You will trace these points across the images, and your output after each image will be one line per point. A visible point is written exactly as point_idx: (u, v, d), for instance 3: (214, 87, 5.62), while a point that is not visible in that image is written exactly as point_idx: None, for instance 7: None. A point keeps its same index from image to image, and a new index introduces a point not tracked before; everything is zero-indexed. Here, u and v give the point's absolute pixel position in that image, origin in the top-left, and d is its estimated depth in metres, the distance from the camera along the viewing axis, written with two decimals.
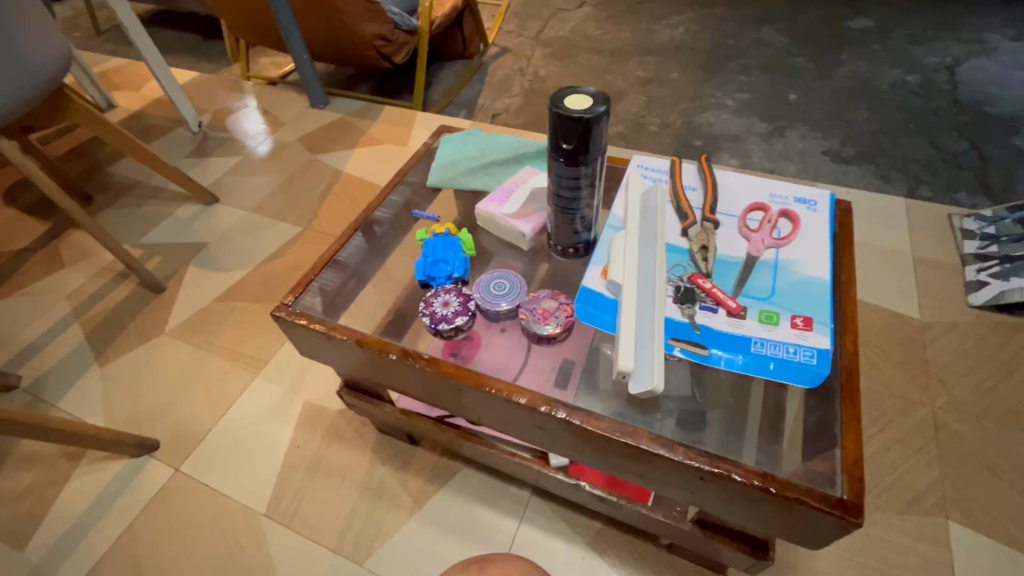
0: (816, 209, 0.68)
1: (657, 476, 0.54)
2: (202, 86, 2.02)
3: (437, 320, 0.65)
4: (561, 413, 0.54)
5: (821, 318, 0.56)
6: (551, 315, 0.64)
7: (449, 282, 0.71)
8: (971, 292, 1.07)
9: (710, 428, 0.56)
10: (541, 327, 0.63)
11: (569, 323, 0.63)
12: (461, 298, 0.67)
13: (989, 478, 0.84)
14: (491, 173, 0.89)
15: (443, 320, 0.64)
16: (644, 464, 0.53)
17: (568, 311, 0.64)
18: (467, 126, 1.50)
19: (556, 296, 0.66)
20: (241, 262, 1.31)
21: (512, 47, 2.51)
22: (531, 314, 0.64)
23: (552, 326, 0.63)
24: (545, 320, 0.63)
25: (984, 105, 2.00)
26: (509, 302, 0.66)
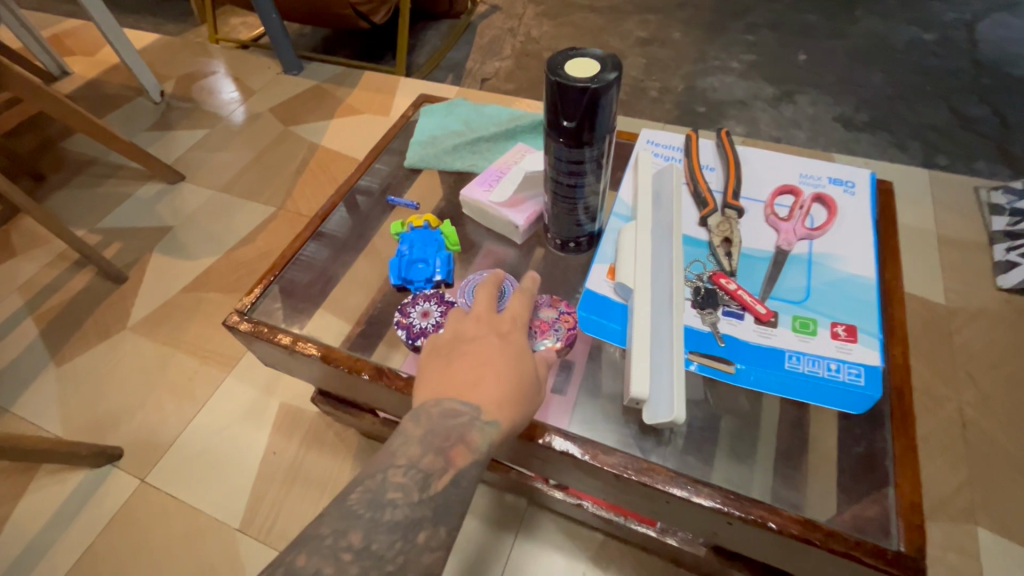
0: (853, 192, 0.59)
1: (519, 379, 0.46)
2: (165, 50, 1.86)
3: (414, 334, 0.55)
4: (560, 444, 0.46)
5: (866, 327, 0.48)
6: (549, 328, 0.54)
7: (430, 285, 0.61)
8: (1000, 275, 0.99)
9: (724, 448, 0.49)
10: (539, 342, 0.53)
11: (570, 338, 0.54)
12: (444, 306, 0.57)
13: (1021, 481, 0.78)
14: (478, 151, 0.78)
15: (422, 335, 0.55)
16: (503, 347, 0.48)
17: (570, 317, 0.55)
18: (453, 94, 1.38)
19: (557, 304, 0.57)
20: (210, 248, 1.20)
21: (502, 5, 2.34)
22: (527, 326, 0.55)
23: (553, 340, 0.53)
24: (543, 334, 0.53)
25: (1005, 65, 1.89)
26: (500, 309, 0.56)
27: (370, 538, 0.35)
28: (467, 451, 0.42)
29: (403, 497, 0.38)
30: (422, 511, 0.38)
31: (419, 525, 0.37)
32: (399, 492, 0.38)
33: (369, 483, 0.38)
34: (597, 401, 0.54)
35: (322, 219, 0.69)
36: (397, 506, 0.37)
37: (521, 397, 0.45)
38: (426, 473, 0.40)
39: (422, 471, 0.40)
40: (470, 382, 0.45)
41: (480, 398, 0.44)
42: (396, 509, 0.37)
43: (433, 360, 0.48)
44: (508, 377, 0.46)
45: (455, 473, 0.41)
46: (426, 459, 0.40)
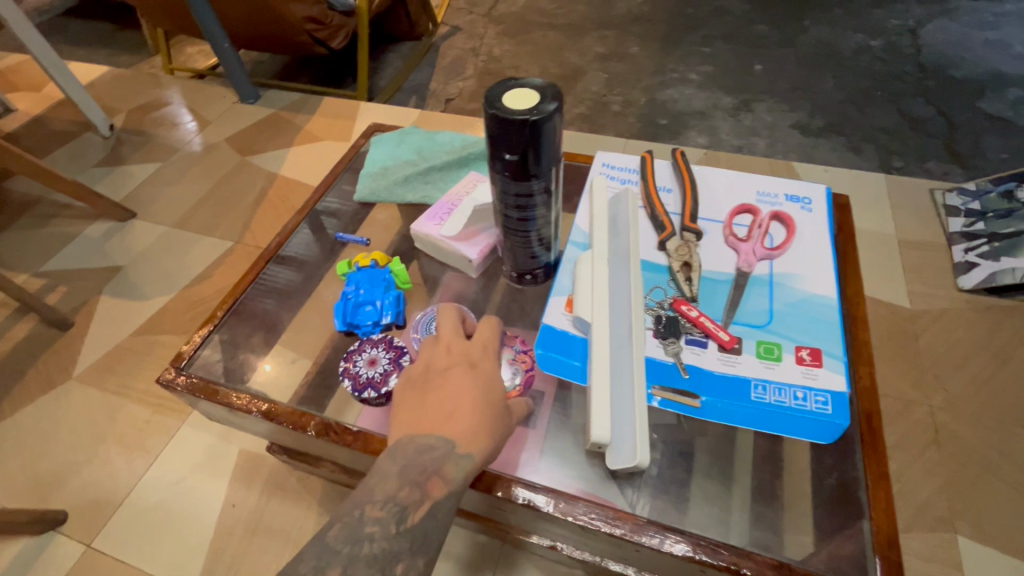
0: (811, 209, 0.58)
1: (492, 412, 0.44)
2: (114, 82, 1.80)
3: (360, 385, 0.54)
4: (522, 493, 0.47)
5: (831, 350, 0.47)
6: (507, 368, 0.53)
7: (379, 328, 0.59)
8: (960, 275, 1.01)
9: (698, 476, 0.52)
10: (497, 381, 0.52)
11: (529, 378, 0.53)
12: (392, 352, 0.56)
13: (994, 483, 0.78)
14: (431, 180, 0.77)
15: (369, 386, 0.53)
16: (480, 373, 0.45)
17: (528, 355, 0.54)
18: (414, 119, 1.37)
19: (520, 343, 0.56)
20: (163, 287, 1.15)
21: (462, 25, 2.35)
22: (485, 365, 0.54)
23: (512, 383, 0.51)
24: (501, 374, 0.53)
25: (947, 68, 2.00)
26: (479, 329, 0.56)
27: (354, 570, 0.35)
28: (444, 483, 0.40)
29: (380, 530, 0.37)
30: (399, 544, 0.38)
31: (395, 558, 0.37)
32: (375, 528, 0.37)
33: (342, 523, 0.38)
34: (565, 432, 0.55)
35: (282, 241, 0.70)
36: (375, 540, 0.37)
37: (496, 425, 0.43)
38: (403, 506, 0.39)
39: (398, 504, 0.39)
40: (443, 415, 0.43)
41: (455, 430, 0.42)
42: (373, 543, 0.37)
43: (406, 394, 0.46)
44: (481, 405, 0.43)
45: (431, 504, 0.40)
46: (403, 492, 0.39)
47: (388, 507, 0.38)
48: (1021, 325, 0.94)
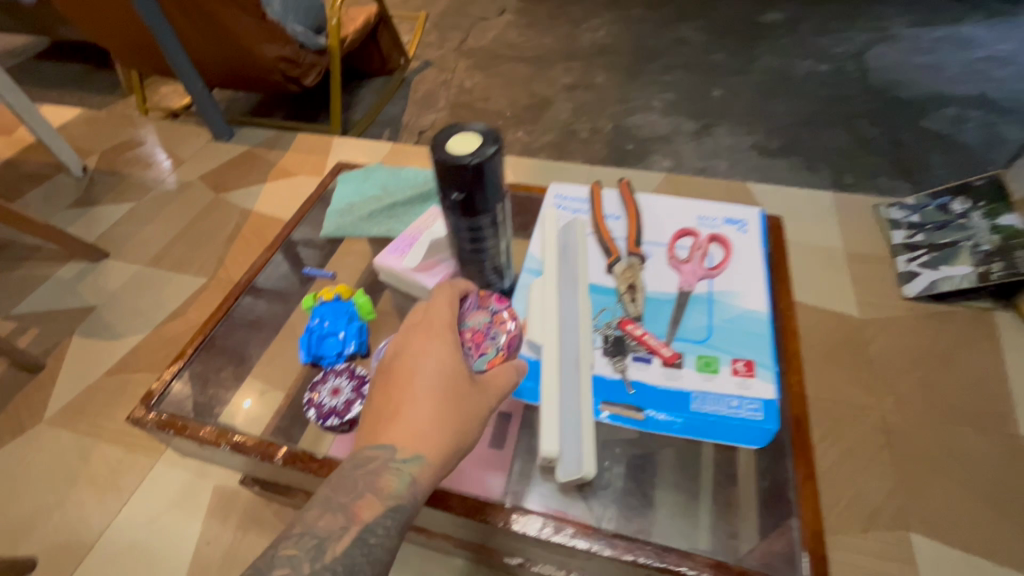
0: (746, 230, 0.63)
1: (440, 415, 0.45)
2: (87, 124, 1.82)
3: (324, 414, 0.58)
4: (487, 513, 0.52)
5: (762, 361, 0.51)
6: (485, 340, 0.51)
7: (342, 359, 0.63)
8: (904, 284, 1.07)
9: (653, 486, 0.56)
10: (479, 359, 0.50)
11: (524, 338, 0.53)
12: (355, 380, 0.60)
13: (943, 481, 0.82)
14: (394, 216, 0.82)
15: (333, 414, 0.57)
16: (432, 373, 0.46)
17: (506, 319, 0.53)
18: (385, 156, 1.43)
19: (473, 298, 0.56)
20: (136, 326, 1.15)
21: (434, 60, 2.44)
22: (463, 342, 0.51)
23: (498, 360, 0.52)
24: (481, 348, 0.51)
25: (891, 90, 2.14)
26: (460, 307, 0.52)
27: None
28: (375, 501, 0.42)
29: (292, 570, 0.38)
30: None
31: None
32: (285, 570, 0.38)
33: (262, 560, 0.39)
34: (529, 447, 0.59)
35: (254, 274, 0.75)
36: None
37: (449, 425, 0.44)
38: (322, 538, 0.40)
39: (317, 537, 0.40)
40: (390, 420, 0.45)
41: (397, 438, 0.44)
42: None
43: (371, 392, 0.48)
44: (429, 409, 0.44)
45: (359, 529, 0.41)
46: (323, 522, 0.41)
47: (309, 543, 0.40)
48: (962, 329, 1.00)
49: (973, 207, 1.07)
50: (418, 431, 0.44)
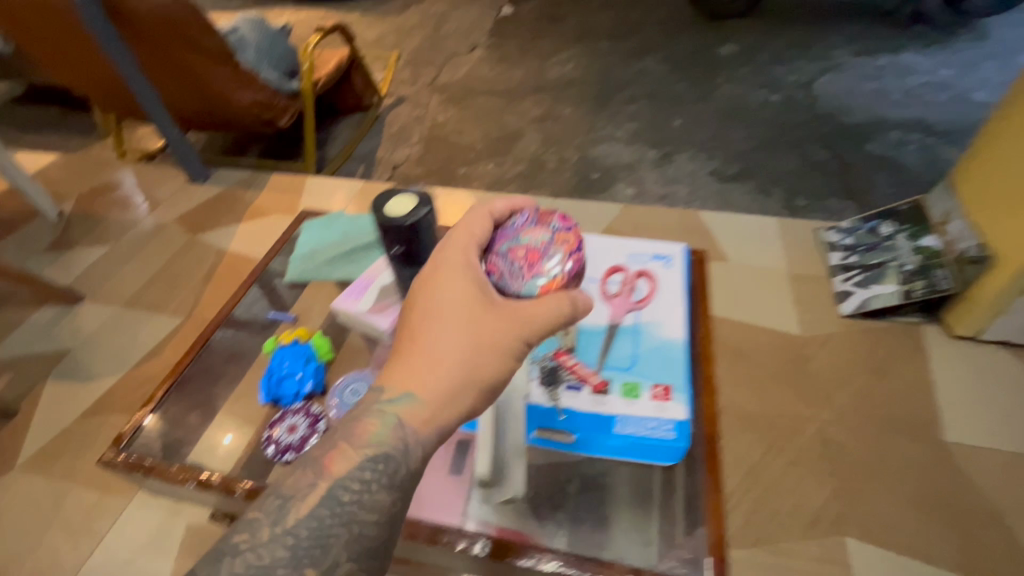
0: (671, 264, 0.73)
1: (447, 354, 0.53)
2: (64, 167, 1.86)
3: (282, 449, 0.70)
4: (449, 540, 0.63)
5: (677, 387, 0.61)
6: (538, 254, 0.59)
7: (299, 398, 0.75)
8: (840, 302, 1.15)
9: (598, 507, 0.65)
10: (532, 272, 0.58)
11: (577, 247, 0.58)
12: (309, 418, 0.73)
13: (876, 486, 0.89)
14: (351, 261, 0.93)
15: (289, 449, 0.70)
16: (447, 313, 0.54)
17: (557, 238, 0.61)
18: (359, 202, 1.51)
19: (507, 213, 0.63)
20: (111, 367, 1.18)
21: (408, 96, 2.53)
22: (519, 256, 0.59)
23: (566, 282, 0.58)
24: (535, 261, 0.59)
25: (839, 116, 2.28)
26: (516, 228, 0.61)
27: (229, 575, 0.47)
28: (342, 458, 0.53)
29: (248, 539, 0.49)
30: (269, 538, 0.49)
31: (272, 547, 0.48)
32: (246, 535, 0.49)
33: (233, 528, 0.50)
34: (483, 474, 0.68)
35: (231, 306, 0.89)
36: (243, 547, 0.48)
37: (443, 367, 0.52)
38: (284, 504, 0.50)
39: (281, 502, 0.51)
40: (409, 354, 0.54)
41: (396, 380, 0.53)
42: (239, 551, 0.48)
43: (407, 317, 0.57)
44: (430, 348, 0.53)
45: (319, 492, 0.51)
46: (291, 487, 0.52)
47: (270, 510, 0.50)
48: (895, 343, 1.08)
49: (899, 229, 1.15)
50: (426, 365, 0.53)
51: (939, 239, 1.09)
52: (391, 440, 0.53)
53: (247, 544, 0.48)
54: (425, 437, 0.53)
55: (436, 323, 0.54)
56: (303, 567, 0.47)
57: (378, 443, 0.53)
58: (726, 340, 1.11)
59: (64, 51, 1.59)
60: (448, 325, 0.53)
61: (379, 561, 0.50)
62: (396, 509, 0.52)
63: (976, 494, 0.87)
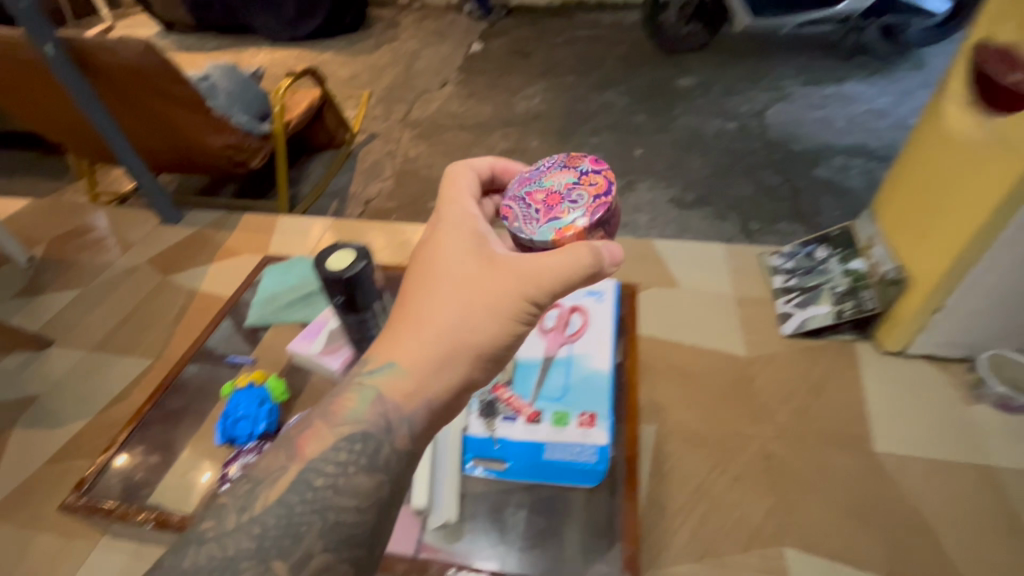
0: (602, 299, 0.83)
1: (434, 328, 0.58)
2: (36, 212, 1.88)
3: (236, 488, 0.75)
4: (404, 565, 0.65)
5: (601, 413, 0.70)
6: (557, 198, 0.72)
7: (252, 438, 0.79)
8: (782, 323, 1.22)
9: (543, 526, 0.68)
10: (549, 211, 0.71)
11: (587, 192, 0.70)
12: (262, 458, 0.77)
13: (813, 497, 0.95)
14: (309, 303, 1.02)
15: None
16: (443, 286, 0.60)
17: (573, 187, 0.73)
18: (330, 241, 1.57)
19: (539, 164, 0.78)
20: (80, 411, 1.20)
21: (380, 132, 2.62)
22: (541, 200, 0.73)
23: (576, 223, 0.69)
24: (555, 203, 0.72)
25: (789, 143, 2.41)
26: (542, 179, 0.75)
27: (194, 565, 0.48)
28: (316, 440, 0.55)
29: (213, 528, 0.50)
30: (236, 526, 0.50)
31: (236, 535, 0.50)
32: (212, 523, 0.50)
33: (203, 518, 0.52)
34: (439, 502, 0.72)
35: (204, 338, 0.97)
36: (208, 535, 0.50)
37: (429, 340, 0.57)
38: (252, 492, 0.52)
39: (251, 488, 0.52)
40: (402, 326, 0.59)
41: (387, 351, 0.58)
42: (204, 539, 0.49)
43: (407, 290, 0.63)
44: (421, 320, 0.59)
45: (289, 478, 0.53)
46: (263, 473, 0.54)
47: (238, 498, 0.52)
48: (832, 360, 1.15)
49: (833, 253, 1.24)
50: (416, 335, 0.58)
51: (865, 262, 1.17)
52: (369, 417, 0.57)
53: (212, 533, 0.50)
54: (406, 412, 0.56)
55: (432, 296, 0.59)
56: (271, 556, 0.49)
57: (357, 421, 0.56)
58: (676, 362, 1.17)
59: (37, 102, 1.63)
60: (441, 298, 0.59)
61: (361, 547, 0.51)
62: (378, 491, 0.54)
63: (902, 502, 0.93)
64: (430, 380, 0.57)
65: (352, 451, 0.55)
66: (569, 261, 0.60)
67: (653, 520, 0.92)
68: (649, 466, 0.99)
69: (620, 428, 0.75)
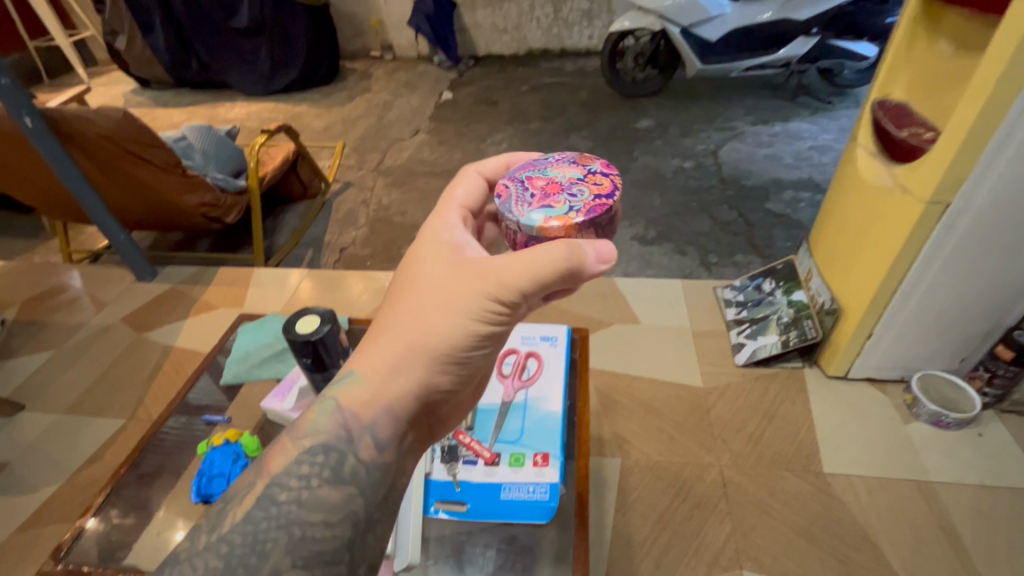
0: (555, 344, 0.93)
1: (397, 336, 0.59)
2: (7, 273, 1.89)
3: None
4: None
5: (553, 452, 0.77)
6: (556, 188, 0.70)
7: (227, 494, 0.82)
8: (736, 353, 1.31)
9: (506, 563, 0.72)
10: (543, 196, 0.69)
11: (591, 187, 0.67)
12: None
13: (767, 520, 1.00)
14: (282, 360, 1.07)
15: None
16: (412, 293, 0.62)
17: (578, 181, 0.70)
18: (305, 293, 1.62)
19: (550, 156, 0.77)
20: (52, 476, 1.20)
21: (354, 181, 2.70)
22: (540, 186, 0.70)
23: (569, 213, 0.66)
24: (552, 191, 0.69)
25: (741, 179, 2.57)
26: (550, 169, 0.73)
27: None
28: (282, 456, 0.55)
29: (186, 548, 0.50)
30: (206, 546, 0.50)
31: (204, 555, 0.49)
32: (186, 545, 0.50)
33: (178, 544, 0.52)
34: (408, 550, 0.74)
35: (184, 395, 1.01)
36: (180, 557, 0.49)
37: (391, 346, 0.59)
38: (222, 514, 0.52)
39: (221, 511, 0.53)
40: (371, 338, 0.62)
41: (355, 362, 0.61)
42: (175, 561, 0.49)
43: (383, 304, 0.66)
44: (387, 327, 0.61)
45: (255, 498, 0.52)
46: (233, 495, 0.54)
47: (210, 518, 0.52)
48: (782, 387, 1.23)
49: (777, 286, 1.34)
50: (380, 343, 0.60)
51: (806, 293, 1.27)
52: (331, 429, 0.57)
53: (183, 554, 0.50)
54: (365, 421, 0.57)
55: (401, 302, 0.62)
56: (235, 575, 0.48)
57: (318, 433, 0.57)
58: (638, 396, 1.23)
59: (14, 170, 1.68)
60: (408, 305, 0.61)
61: (331, 563, 0.50)
62: (346, 504, 0.54)
63: (849, 519, 1.00)
64: (388, 387, 0.58)
65: (316, 464, 0.55)
66: (537, 257, 0.58)
67: (619, 553, 0.97)
68: (614, 500, 1.04)
69: (570, 467, 0.78)
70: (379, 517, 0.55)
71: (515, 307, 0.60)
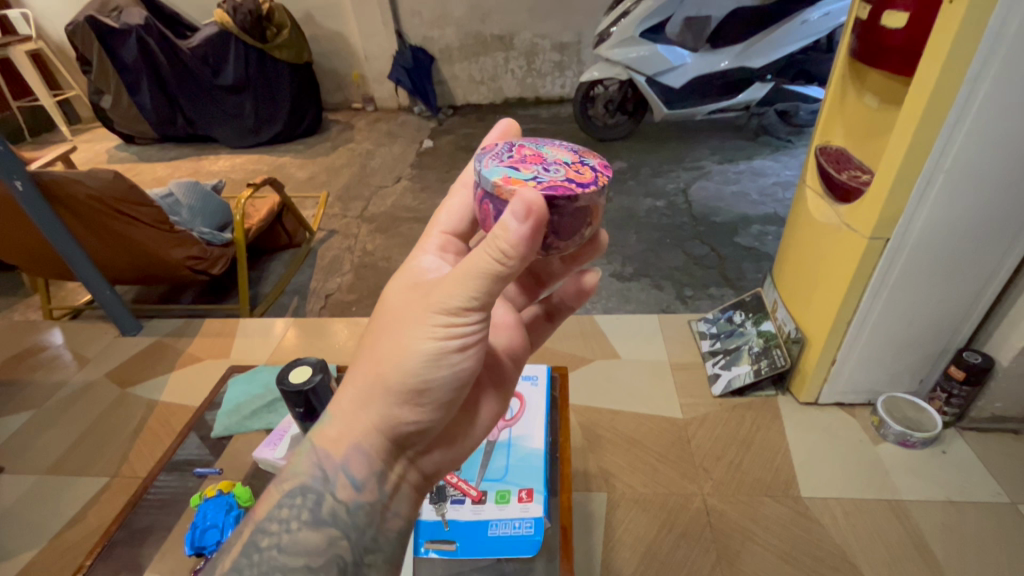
0: (536, 383, 0.98)
1: (359, 370, 0.60)
2: None
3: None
4: None
5: (537, 488, 0.81)
6: (536, 160, 0.64)
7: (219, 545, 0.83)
8: (713, 384, 1.36)
9: None
10: (519, 160, 0.64)
11: (562, 170, 0.60)
12: None
13: (751, 546, 1.03)
14: (272, 410, 1.09)
15: None
16: (374, 325, 0.62)
17: (560, 164, 0.64)
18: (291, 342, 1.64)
19: (557, 142, 0.72)
20: (31, 541, 1.17)
21: (338, 228, 2.76)
22: (522, 155, 0.66)
23: (530, 179, 0.59)
24: (529, 160, 0.64)
25: (711, 216, 2.70)
26: (545, 148, 0.69)
27: None
28: (265, 504, 0.60)
29: None
30: None
31: None
32: None
33: None
34: None
35: (174, 450, 1.02)
36: None
37: (355, 381, 0.60)
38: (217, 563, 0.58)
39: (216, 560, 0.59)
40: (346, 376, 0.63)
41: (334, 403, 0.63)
42: None
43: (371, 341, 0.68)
44: (354, 363, 0.61)
45: (243, 547, 0.58)
46: (227, 545, 0.60)
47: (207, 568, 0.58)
48: (757, 415, 1.28)
49: (746, 317, 1.41)
50: (348, 379, 0.61)
51: (773, 323, 1.34)
52: (306, 473, 0.60)
53: None
54: (337, 461, 0.59)
55: (366, 336, 0.62)
56: None
57: (297, 476, 0.61)
58: (621, 430, 1.27)
59: None
60: (369, 336, 0.61)
61: None
62: (328, 547, 0.59)
63: (828, 540, 1.03)
64: (355, 423, 0.59)
65: (294, 507, 0.60)
66: (469, 262, 0.53)
67: None
68: (601, 535, 1.06)
69: (554, 502, 0.81)
70: (366, 560, 0.60)
71: (468, 320, 0.56)
